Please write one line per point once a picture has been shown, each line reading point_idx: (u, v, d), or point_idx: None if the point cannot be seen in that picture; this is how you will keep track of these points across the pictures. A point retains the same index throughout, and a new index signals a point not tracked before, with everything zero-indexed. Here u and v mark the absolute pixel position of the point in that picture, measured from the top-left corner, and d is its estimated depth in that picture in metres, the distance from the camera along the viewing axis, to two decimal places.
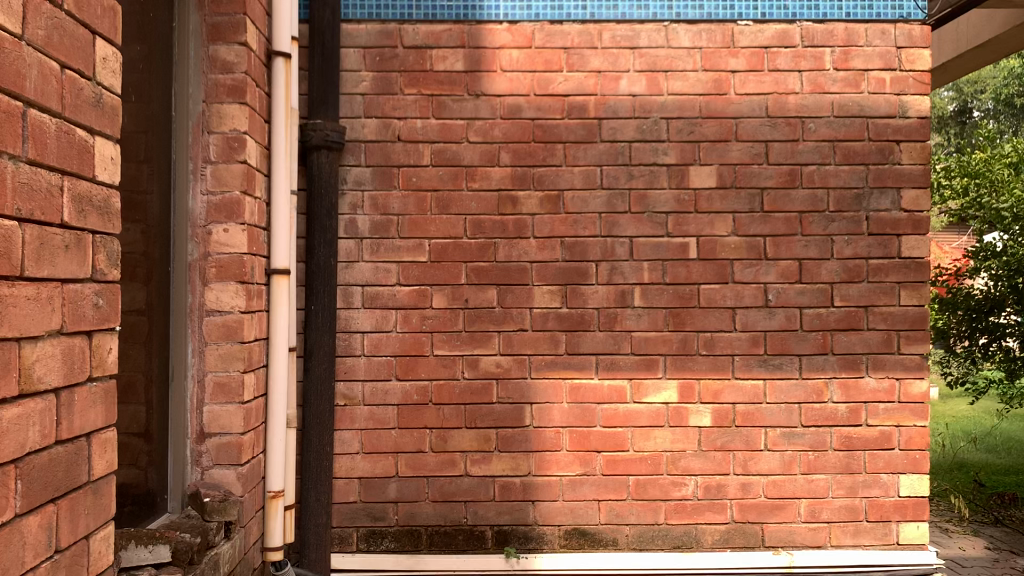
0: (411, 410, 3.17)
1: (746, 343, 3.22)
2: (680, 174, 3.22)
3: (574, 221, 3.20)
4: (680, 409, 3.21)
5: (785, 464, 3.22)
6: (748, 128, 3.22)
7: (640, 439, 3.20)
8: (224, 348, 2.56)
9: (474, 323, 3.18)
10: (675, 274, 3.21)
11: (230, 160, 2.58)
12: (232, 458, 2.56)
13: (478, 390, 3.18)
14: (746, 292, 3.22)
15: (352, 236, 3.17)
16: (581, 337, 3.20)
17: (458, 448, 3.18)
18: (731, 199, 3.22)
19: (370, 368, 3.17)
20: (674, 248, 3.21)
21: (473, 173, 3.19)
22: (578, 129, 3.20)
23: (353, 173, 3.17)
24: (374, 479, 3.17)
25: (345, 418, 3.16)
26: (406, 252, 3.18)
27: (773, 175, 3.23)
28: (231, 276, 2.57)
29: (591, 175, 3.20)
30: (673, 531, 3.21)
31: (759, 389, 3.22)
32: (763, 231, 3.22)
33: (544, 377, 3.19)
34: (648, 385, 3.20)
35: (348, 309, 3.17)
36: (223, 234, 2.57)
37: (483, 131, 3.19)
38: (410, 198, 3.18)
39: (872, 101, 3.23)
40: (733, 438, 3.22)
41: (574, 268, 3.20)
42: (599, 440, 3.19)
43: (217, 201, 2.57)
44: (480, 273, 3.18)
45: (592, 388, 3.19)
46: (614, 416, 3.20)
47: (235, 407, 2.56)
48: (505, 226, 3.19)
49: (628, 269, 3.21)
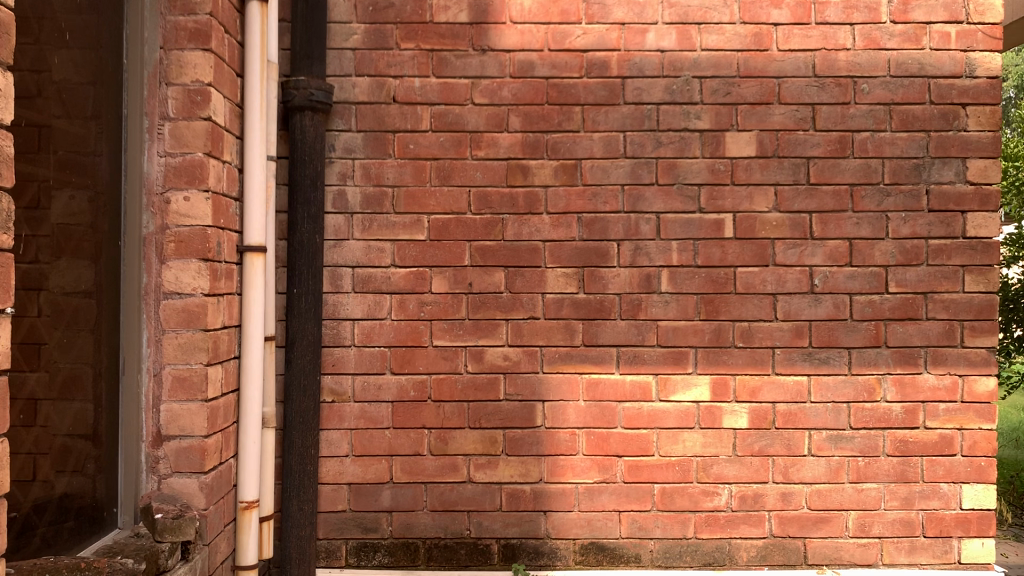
0: (408, 408, 2.80)
1: (788, 334, 2.83)
2: (715, 142, 2.82)
3: (593, 194, 2.82)
4: (713, 408, 2.82)
5: (831, 471, 2.83)
6: (792, 89, 2.82)
7: (667, 442, 2.82)
8: (184, 337, 2.19)
9: (479, 310, 2.80)
10: (708, 256, 2.82)
11: (192, 117, 2.20)
12: (194, 465, 2.19)
13: (483, 386, 2.80)
14: (788, 276, 2.83)
15: (341, 211, 2.80)
16: (601, 326, 2.81)
17: (461, 451, 2.80)
18: (772, 169, 2.83)
19: (361, 360, 2.79)
20: (707, 226, 2.82)
21: (479, 140, 2.81)
22: (599, 89, 2.81)
23: (342, 139, 2.80)
24: (365, 486, 2.80)
25: (332, 417, 2.79)
26: (402, 229, 2.80)
27: (820, 143, 2.83)
28: (192, 252, 2.19)
29: (613, 142, 2.81)
30: (704, 547, 2.83)
31: (803, 387, 2.83)
32: (808, 207, 2.83)
33: (558, 372, 2.81)
34: (676, 382, 2.82)
35: (336, 293, 2.80)
36: (183, 203, 2.19)
37: (490, 92, 2.81)
38: (406, 167, 2.80)
39: (934, 58, 2.83)
40: (773, 442, 2.83)
41: (593, 248, 2.81)
42: (620, 443, 2.81)
43: (176, 164, 2.20)
44: (486, 253, 2.81)
45: (612, 384, 2.81)
46: (637, 416, 2.81)
47: (197, 406, 2.19)
48: (514, 199, 2.81)
49: (654, 250, 2.82)
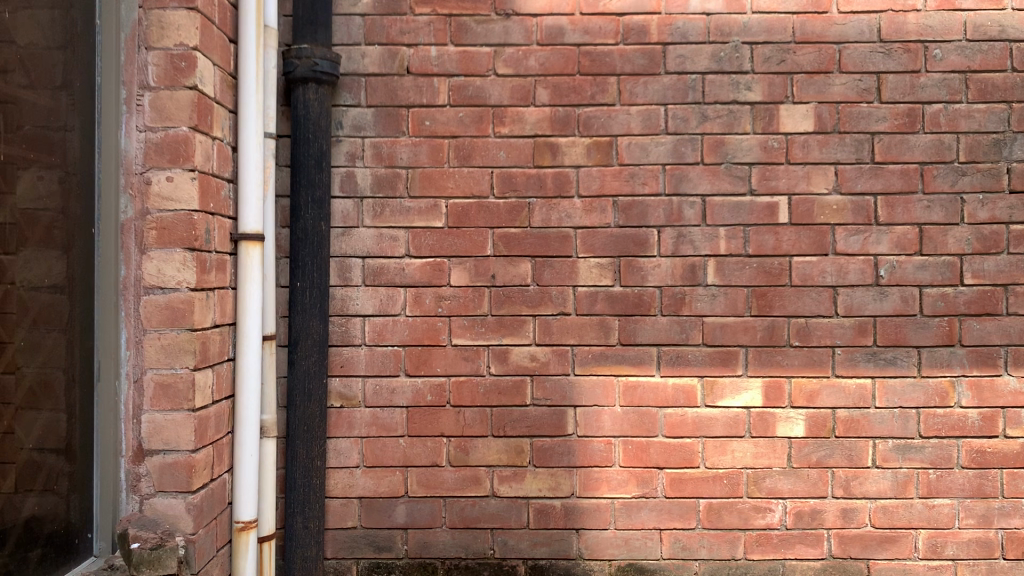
0: (425, 414, 2.52)
1: (850, 332, 2.52)
2: (768, 115, 2.51)
3: (630, 174, 2.52)
4: (765, 414, 2.52)
5: (899, 485, 2.52)
6: (855, 56, 2.51)
7: (713, 453, 2.52)
8: (168, 338, 1.91)
9: (503, 306, 2.52)
10: (761, 244, 2.52)
11: (175, 86, 1.91)
12: (180, 484, 1.91)
13: (508, 389, 2.52)
14: (850, 267, 2.52)
15: (349, 195, 2.51)
16: (640, 323, 2.52)
17: (483, 462, 2.52)
18: (833, 146, 2.52)
19: (372, 360, 2.51)
20: (759, 210, 2.52)
21: (503, 115, 2.52)
22: (637, 57, 2.51)
23: (350, 115, 2.51)
24: (377, 500, 2.52)
25: (341, 424, 2.51)
26: (417, 215, 2.51)
27: (886, 116, 2.51)
28: (176, 241, 1.90)
29: (652, 116, 2.51)
30: (755, 569, 2.53)
31: (867, 391, 2.52)
32: (873, 188, 2.52)
33: (592, 374, 2.52)
34: (723, 385, 2.52)
35: (344, 286, 2.52)
36: (166, 184, 1.91)
37: (515, 62, 2.51)
38: (421, 146, 2.51)
39: (1016, 19, 2.50)
40: (833, 452, 2.53)
41: (631, 236, 2.52)
42: (661, 453, 2.52)
43: (158, 139, 1.91)
44: (511, 242, 2.52)
45: (652, 387, 2.52)
46: (680, 424, 2.52)
47: (183, 416, 1.91)
48: (542, 181, 2.52)
49: (698, 237, 2.52)
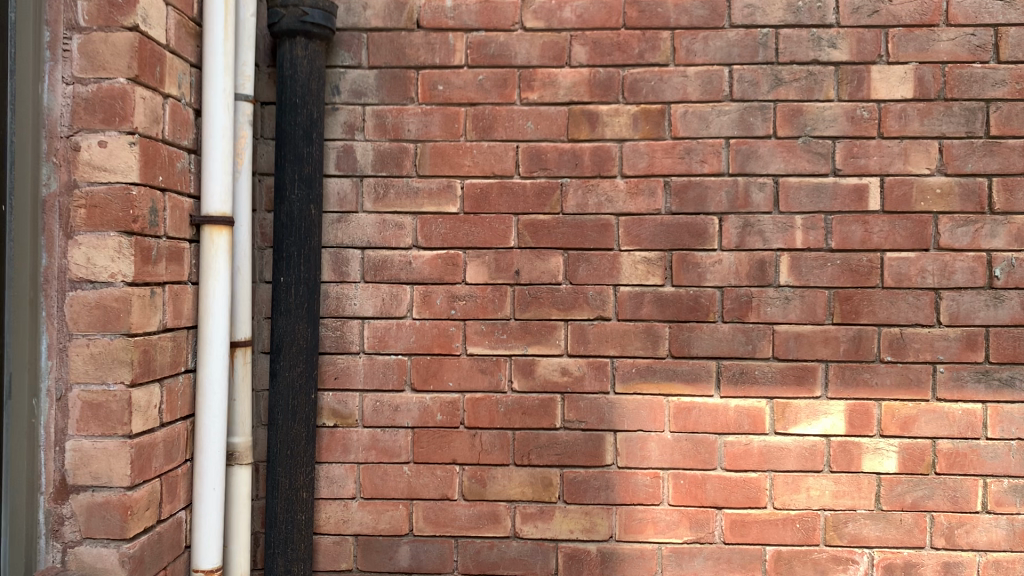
0: (434, 437, 2.10)
1: (956, 344, 2.04)
2: (856, 78, 2.05)
3: (685, 150, 2.07)
4: (849, 446, 2.06)
5: (1015, 536, 2.04)
6: (966, 5, 2.03)
7: (784, 491, 2.07)
8: (99, 345, 1.51)
9: (530, 308, 2.09)
10: (845, 236, 2.05)
11: (111, 26, 1.51)
12: (113, 529, 1.51)
13: (534, 410, 2.09)
14: (957, 265, 2.04)
15: (346, 173, 2.10)
16: (696, 331, 2.07)
17: (503, 496, 2.09)
18: (937, 116, 2.04)
19: (372, 372, 2.10)
20: (845, 195, 2.05)
21: (532, 78, 2.08)
22: (696, 7, 2.06)
23: (349, 78, 2.10)
24: (376, 539, 2.11)
25: (334, 447, 2.10)
26: (427, 199, 2.09)
27: (1005, 79, 2.03)
28: (110, 223, 1.50)
29: (714, 79, 2.06)
30: None
31: (976, 418, 2.04)
32: (987, 168, 2.04)
33: (635, 393, 2.08)
34: (797, 409, 2.06)
35: (340, 283, 2.10)
36: (98, 150, 1.51)
37: (547, 13, 2.08)
38: (433, 115, 2.09)
39: None
40: (933, 493, 2.05)
41: (686, 225, 2.07)
42: (720, 490, 2.07)
43: (89, 94, 1.51)
44: (539, 232, 2.08)
45: (709, 410, 2.07)
46: (744, 455, 2.07)
47: (117, 444, 1.51)
48: (578, 158, 2.08)
49: (769, 227, 2.06)
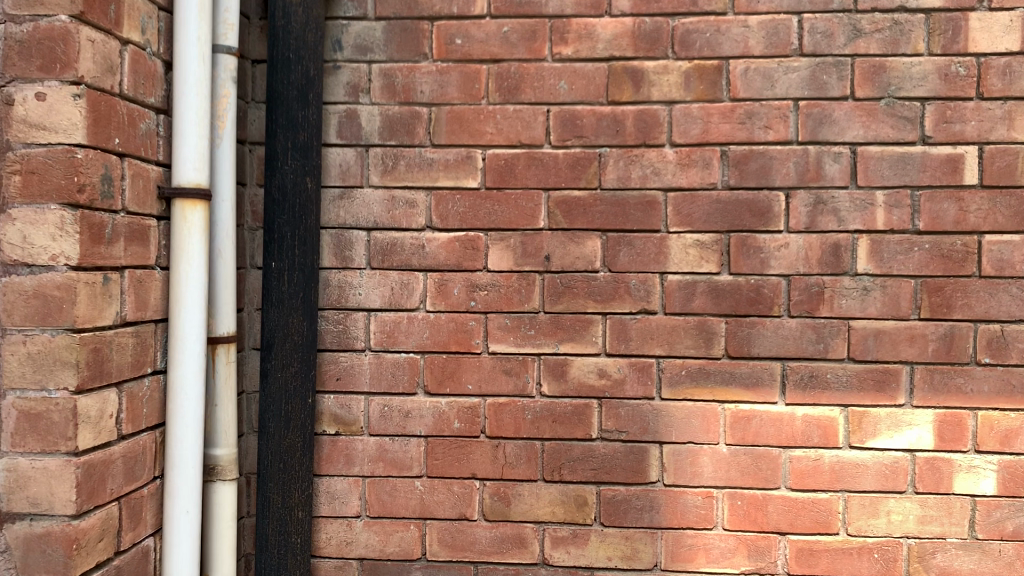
0: (451, 448, 1.81)
1: None
2: (951, 28, 1.73)
3: (746, 113, 1.76)
4: (939, 463, 1.74)
5: None
6: None
7: (861, 515, 1.76)
8: (37, 344, 1.24)
9: (562, 300, 1.79)
10: (937, 215, 1.73)
11: None
12: (54, 566, 1.24)
13: (566, 418, 1.79)
14: None
15: (350, 142, 1.81)
16: (758, 328, 1.76)
17: (530, 517, 1.80)
18: None
19: (380, 372, 1.82)
20: (936, 166, 1.73)
21: (565, 30, 1.78)
22: None
23: (353, 31, 1.81)
24: (384, 565, 1.83)
25: (336, 458, 1.82)
26: (442, 171, 1.80)
27: None
28: (50, 192, 1.23)
29: (780, 30, 1.75)
30: None
31: None
32: None
33: (685, 399, 1.78)
34: (876, 420, 1.75)
35: (344, 269, 1.82)
36: (35, 104, 1.23)
37: None
38: (450, 74, 1.80)
39: None
40: None
41: (746, 203, 1.76)
42: (784, 513, 1.77)
43: (25, 36, 1.24)
44: (574, 210, 1.79)
45: (771, 420, 1.77)
46: (813, 473, 1.77)
47: (59, 463, 1.24)
48: (620, 123, 1.78)
49: (844, 205, 1.75)
